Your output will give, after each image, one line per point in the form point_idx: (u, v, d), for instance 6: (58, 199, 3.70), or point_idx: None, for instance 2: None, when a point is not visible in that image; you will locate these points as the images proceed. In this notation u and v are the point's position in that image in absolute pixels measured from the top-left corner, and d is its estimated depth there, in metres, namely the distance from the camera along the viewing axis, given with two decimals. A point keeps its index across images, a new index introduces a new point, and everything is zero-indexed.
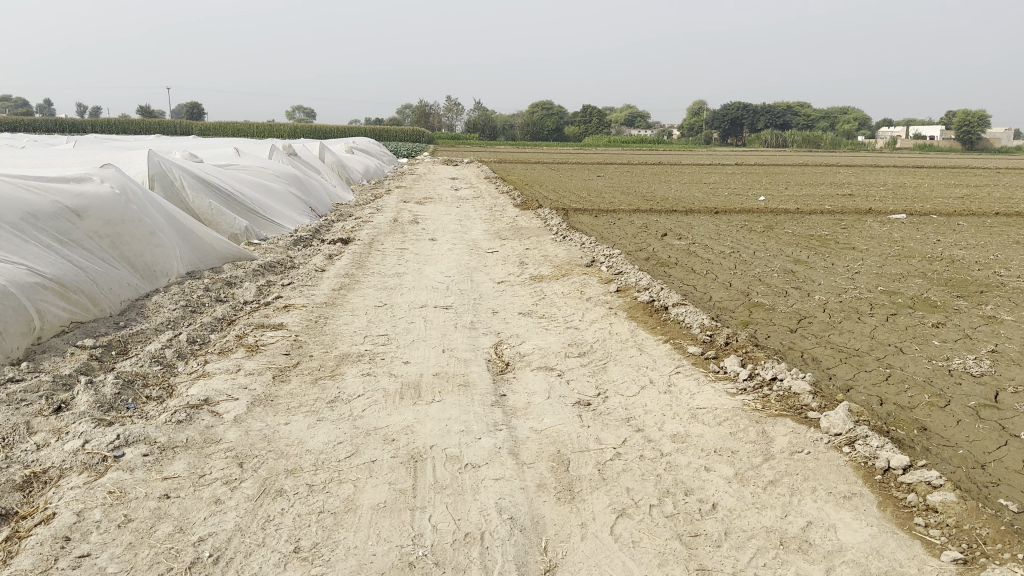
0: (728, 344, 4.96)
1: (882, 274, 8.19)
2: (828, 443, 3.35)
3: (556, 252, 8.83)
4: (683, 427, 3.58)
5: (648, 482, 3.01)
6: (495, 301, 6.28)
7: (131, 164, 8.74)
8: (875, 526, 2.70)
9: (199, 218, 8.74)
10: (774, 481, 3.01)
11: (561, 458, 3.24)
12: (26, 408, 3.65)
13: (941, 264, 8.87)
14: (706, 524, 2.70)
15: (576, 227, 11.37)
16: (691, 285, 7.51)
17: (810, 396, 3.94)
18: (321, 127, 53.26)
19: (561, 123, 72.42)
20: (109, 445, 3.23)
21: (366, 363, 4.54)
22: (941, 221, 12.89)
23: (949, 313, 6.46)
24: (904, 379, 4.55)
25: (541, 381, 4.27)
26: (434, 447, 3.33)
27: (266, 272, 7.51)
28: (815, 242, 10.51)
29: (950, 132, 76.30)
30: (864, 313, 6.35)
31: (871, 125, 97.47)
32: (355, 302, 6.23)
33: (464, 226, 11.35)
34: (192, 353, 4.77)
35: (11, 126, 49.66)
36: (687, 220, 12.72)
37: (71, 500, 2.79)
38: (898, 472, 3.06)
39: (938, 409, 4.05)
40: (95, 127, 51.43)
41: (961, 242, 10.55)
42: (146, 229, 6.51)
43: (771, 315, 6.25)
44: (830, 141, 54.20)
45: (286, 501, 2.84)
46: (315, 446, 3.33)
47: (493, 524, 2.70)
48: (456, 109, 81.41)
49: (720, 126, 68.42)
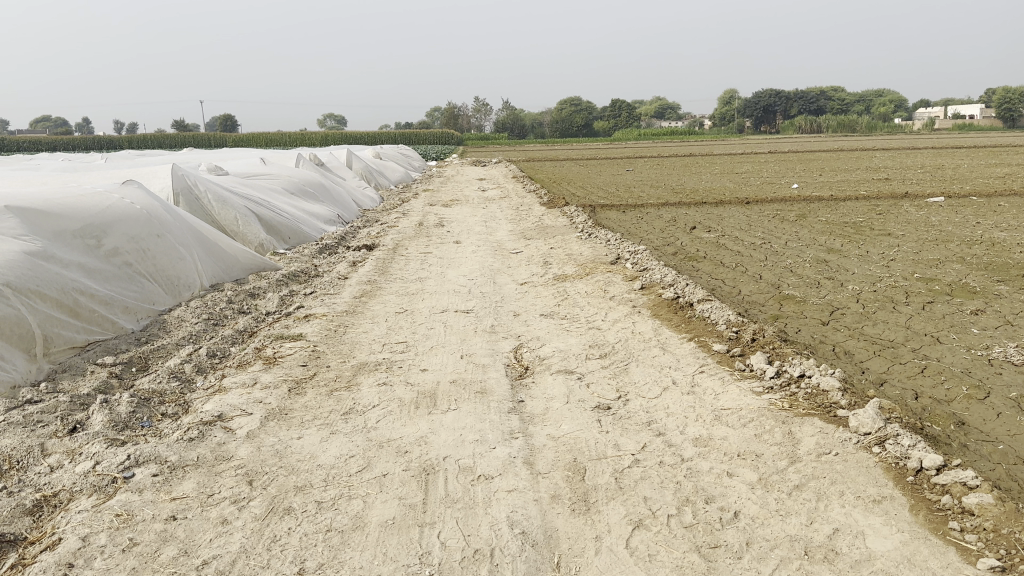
0: (755, 340, 4.80)
1: (918, 261, 7.93)
2: (857, 443, 3.20)
3: (581, 251, 8.71)
4: (705, 430, 3.45)
5: (667, 491, 2.89)
6: (517, 303, 6.18)
7: (156, 179, 8.81)
8: (906, 532, 2.55)
9: (225, 231, 8.76)
10: (799, 486, 2.88)
11: (576, 466, 3.14)
12: (41, 430, 3.65)
13: (981, 248, 8.56)
14: (727, 534, 2.58)
15: (603, 224, 11.20)
16: (720, 280, 7.33)
17: (839, 392, 3.77)
18: (349, 134, 53.80)
19: (590, 120, 72.12)
20: (120, 466, 3.21)
21: (383, 372, 4.49)
22: (981, 203, 12.49)
23: (989, 298, 6.21)
24: (941, 372, 4.36)
25: (561, 386, 4.17)
26: (448, 458, 3.25)
27: (290, 282, 7.51)
28: (849, 229, 10.24)
29: (989, 111, 74.47)
30: (900, 302, 6.13)
31: (907, 107, 95.55)
32: (376, 309, 6.19)
33: (490, 227, 11.27)
34: (212, 367, 4.75)
35: (52, 147, 50.86)
36: (717, 212, 12.48)
37: (78, 524, 2.76)
38: (931, 472, 2.90)
39: (976, 403, 3.86)
40: (130, 143, 52.51)
41: (1002, 224, 10.19)
42: (168, 244, 6.52)
43: (803, 308, 6.06)
44: (866, 125, 53.08)
45: (293, 520, 2.77)
46: (327, 461, 3.27)
47: (504, 540, 2.61)
48: (485, 109, 81.55)
49: (751, 116, 67.47)
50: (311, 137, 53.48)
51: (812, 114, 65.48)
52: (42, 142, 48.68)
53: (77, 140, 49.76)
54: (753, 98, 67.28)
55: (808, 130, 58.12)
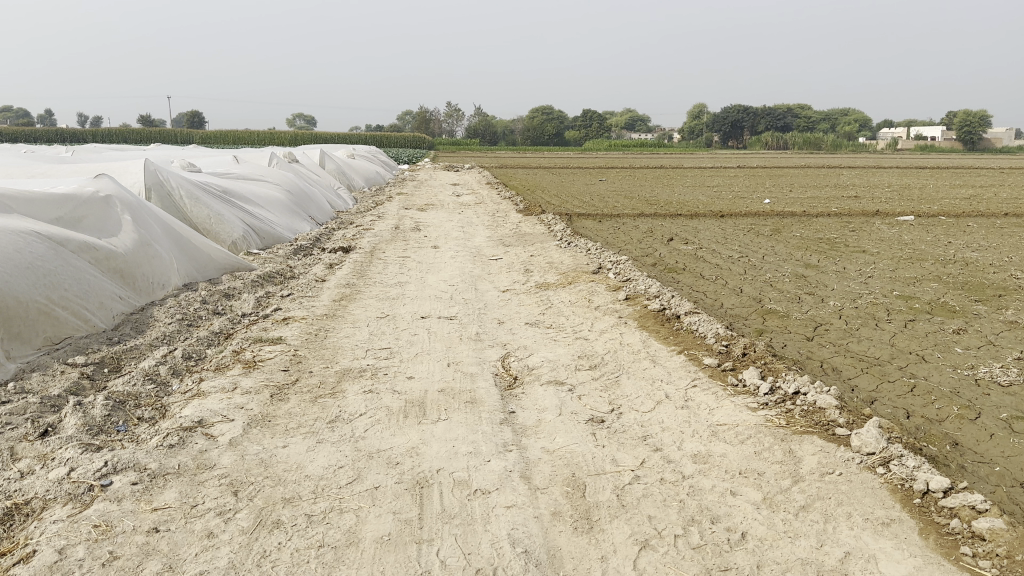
0: (745, 355, 4.76)
1: (895, 278, 8.00)
2: (861, 463, 3.16)
3: (561, 259, 8.65)
4: (703, 446, 3.39)
5: (671, 509, 2.82)
6: (501, 311, 6.09)
7: (127, 174, 8.55)
8: (919, 557, 2.50)
9: (198, 229, 8.54)
10: (806, 506, 2.82)
11: (576, 482, 3.05)
12: (10, 433, 3.47)
13: (956, 267, 8.65)
14: (737, 557, 2.51)
15: (581, 233, 11.18)
16: (702, 292, 7.30)
17: (836, 410, 3.73)
18: (319, 135, 53.41)
19: (562, 129, 72.45)
20: (97, 474, 3.05)
21: (368, 378, 4.35)
22: (951, 223, 12.71)
23: (969, 318, 6.26)
24: (930, 391, 4.34)
25: (552, 397, 4.07)
26: (441, 471, 3.14)
27: (265, 283, 7.33)
28: (824, 245, 10.32)
29: (949, 134, 76.25)
30: (883, 319, 6.15)
31: (871, 127, 97.58)
32: (357, 313, 6.05)
33: (467, 232, 11.17)
34: (188, 370, 4.58)
35: (13, 140, 49.61)
36: (694, 224, 12.54)
37: (53, 536, 2.61)
38: (938, 494, 2.86)
39: (968, 423, 3.85)
40: (94, 135, 51.55)
41: (973, 244, 10.35)
42: (143, 240, 6.33)
43: (786, 322, 6.05)
44: (832, 142, 54.15)
45: (283, 535, 2.65)
46: (315, 471, 3.14)
47: (507, 558, 2.51)
48: (456, 114, 81.45)
49: (720, 130, 68.24)
50: (280, 135, 52.94)
51: (779, 131, 66.42)
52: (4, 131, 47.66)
53: (40, 133, 48.85)
54: (722, 113, 68.11)
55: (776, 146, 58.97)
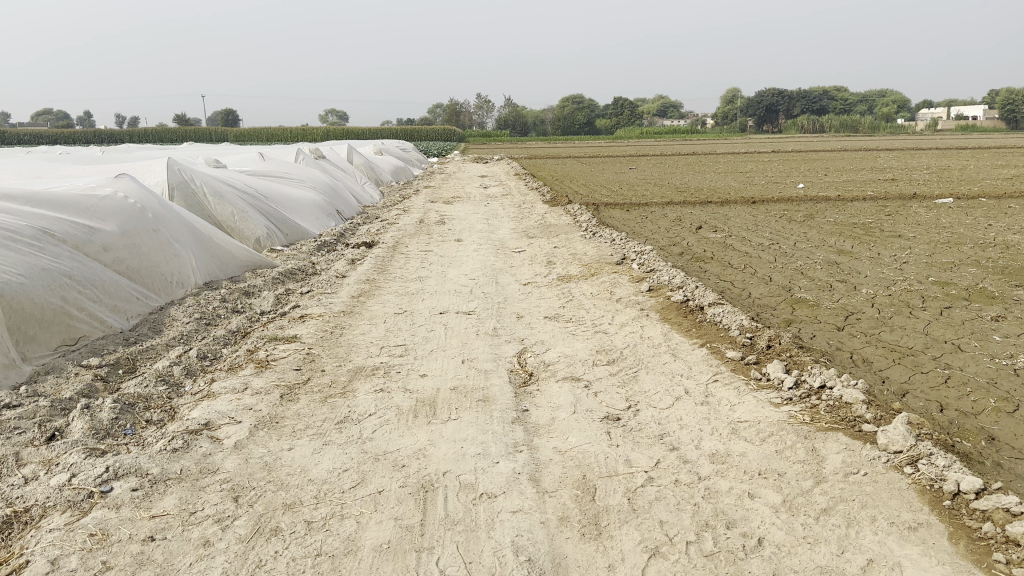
0: (770, 348, 4.59)
1: (932, 263, 7.72)
2: (888, 462, 3.00)
3: (585, 250, 8.50)
4: (722, 445, 3.25)
5: (684, 514, 2.69)
6: (521, 304, 5.98)
7: (150, 173, 8.56)
8: (947, 565, 2.34)
9: (221, 227, 8.54)
10: (828, 509, 2.67)
11: (586, 485, 2.93)
12: (17, 438, 3.44)
13: (995, 251, 8.34)
14: (751, 565, 2.38)
15: (608, 223, 11.00)
16: (728, 282, 7.11)
17: (864, 406, 3.56)
18: (350, 131, 53.68)
19: (592, 118, 71.97)
20: (97, 480, 3.00)
21: (380, 377, 4.27)
22: (990, 204, 12.29)
23: (1008, 304, 6.01)
24: (966, 382, 4.14)
25: (567, 394, 3.95)
26: (448, 473, 3.05)
27: (287, 280, 7.30)
28: (858, 230, 10.04)
29: (991, 113, 74.30)
30: (917, 307, 5.91)
31: (909, 107, 95.48)
32: (375, 309, 5.98)
33: (492, 225, 11.05)
34: (201, 370, 4.54)
35: (51, 141, 50.57)
36: (723, 211, 12.29)
37: (48, 545, 2.56)
38: (970, 496, 2.69)
39: (1005, 416, 3.64)
40: (130, 135, 52.39)
41: (1015, 226, 9.97)
42: (163, 241, 6.31)
43: (816, 311, 5.85)
44: (868, 125, 53.08)
45: (280, 542, 2.57)
46: (318, 475, 3.07)
47: (508, 568, 2.40)
48: (486, 106, 81.41)
49: (753, 114, 67.22)
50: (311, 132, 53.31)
51: (814, 113, 65.30)
52: (44, 134, 48.67)
53: (79, 135, 49.81)
54: (756, 97, 67.07)
55: (811, 130, 57.80)
